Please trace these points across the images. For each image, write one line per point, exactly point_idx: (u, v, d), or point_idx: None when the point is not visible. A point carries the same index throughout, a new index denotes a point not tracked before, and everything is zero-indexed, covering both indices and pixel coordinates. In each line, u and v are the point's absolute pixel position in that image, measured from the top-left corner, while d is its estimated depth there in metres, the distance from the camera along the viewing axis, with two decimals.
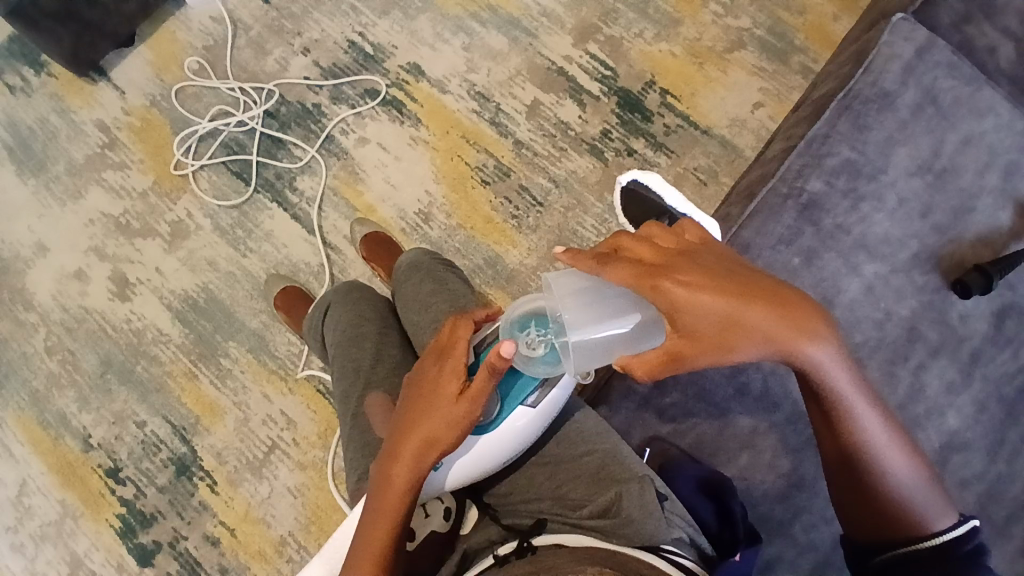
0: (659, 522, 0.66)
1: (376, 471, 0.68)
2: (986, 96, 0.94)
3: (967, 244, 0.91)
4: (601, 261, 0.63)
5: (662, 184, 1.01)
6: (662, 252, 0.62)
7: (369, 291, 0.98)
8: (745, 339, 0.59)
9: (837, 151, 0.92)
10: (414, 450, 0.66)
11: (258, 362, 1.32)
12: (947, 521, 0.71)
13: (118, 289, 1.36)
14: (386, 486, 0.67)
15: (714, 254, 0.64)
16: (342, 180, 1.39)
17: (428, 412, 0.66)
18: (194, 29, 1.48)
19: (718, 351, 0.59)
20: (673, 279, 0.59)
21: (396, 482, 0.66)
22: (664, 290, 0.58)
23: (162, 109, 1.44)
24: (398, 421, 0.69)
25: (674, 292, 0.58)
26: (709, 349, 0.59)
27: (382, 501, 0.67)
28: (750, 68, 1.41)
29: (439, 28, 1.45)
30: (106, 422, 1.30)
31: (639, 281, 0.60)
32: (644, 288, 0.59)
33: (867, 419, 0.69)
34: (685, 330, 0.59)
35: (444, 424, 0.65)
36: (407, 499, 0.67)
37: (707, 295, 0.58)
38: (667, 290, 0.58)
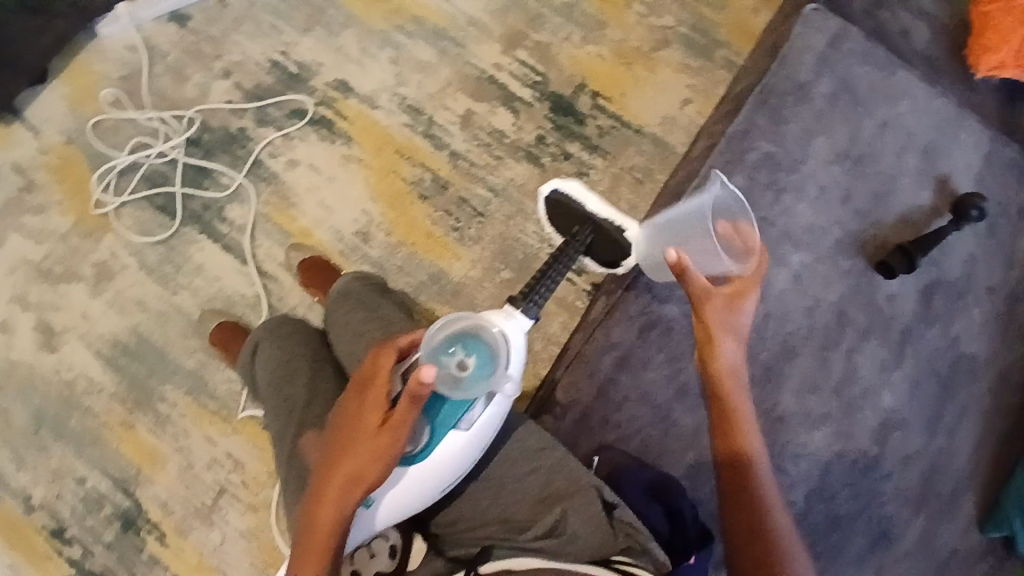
0: (608, 533, 0.68)
1: (302, 513, 0.65)
2: (900, 81, 0.99)
3: (890, 226, 0.94)
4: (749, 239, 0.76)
5: (584, 191, 0.92)
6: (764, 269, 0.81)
7: (300, 324, 0.93)
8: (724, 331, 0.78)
9: (757, 146, 0.94)
10: (339, 488, 0.63)
11: (198, 403, 1.25)
12: (814, 571, 0.73)
13: (45, 339, 1.27)
14: (313, 527, 0.64)
15: None
16: (274, 205, 1.34)
17: (351, 448, 0.63)
18: (109, 59, 1.40)
19: (729, 326, 0.76)
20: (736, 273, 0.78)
21: (323, 522, 0.63)
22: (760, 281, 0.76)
23: (79, 145, 1.36)
24: (322, 457, 0.66)
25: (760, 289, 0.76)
26: (726, 324, 0.76)
27: (309, 542, 0.64)
28: (676, 66, 1.43)
29: (364, 43, 1.42)
30: (47, 480, 1.22)
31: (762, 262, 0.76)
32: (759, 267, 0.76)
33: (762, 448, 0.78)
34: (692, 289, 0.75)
35: (367, 460, 0.62)
36: (337, 539, 0.63)
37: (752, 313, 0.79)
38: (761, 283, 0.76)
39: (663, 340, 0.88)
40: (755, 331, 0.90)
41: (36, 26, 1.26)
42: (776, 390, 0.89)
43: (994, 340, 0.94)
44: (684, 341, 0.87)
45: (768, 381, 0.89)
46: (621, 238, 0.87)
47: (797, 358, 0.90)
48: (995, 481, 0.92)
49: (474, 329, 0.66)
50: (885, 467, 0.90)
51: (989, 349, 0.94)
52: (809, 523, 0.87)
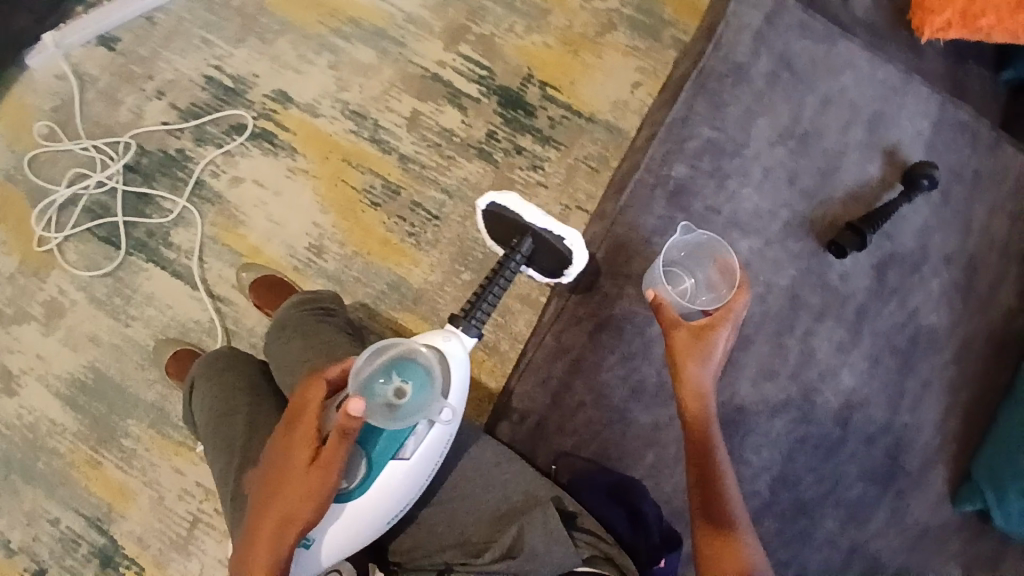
0: (567, 548, 0.69)
1: (237, 558, 0.64)
2: (842, 51, 0.99)
3: (839, 202, 0.96)
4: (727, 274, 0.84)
5: (519, 202, 0.84)
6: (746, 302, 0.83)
7: (238, 359, 0.90)
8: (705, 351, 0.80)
9: (697, 133, 0.94)
10: (272, 530, 0.61)
11: (163, 435, 1.22)
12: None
13: (2, 384, 1.23)
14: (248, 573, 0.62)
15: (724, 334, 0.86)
16: (221, 226, 1.30)
17: (282, 488, 0.62)
18: (41, 92, 1.34)
19: (700, 351, 0.79)
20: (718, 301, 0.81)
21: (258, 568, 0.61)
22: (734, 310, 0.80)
23: (17, 183, 1.30)
24: (255, 499, 0.64)
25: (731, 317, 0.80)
26: (698, 349, 0.79)
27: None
28: (623, 49, 1.40)
29: (302, 50, 1.37)
30: (22, 524, 1.18)
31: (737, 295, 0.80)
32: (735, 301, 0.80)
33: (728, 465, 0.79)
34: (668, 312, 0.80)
35: (299, 500, 0.61)
36: None
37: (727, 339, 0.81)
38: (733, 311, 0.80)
39: (615, 340, 0.87)
40: None
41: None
42: (734, 378, 0.91)
43: (952, 308, 0.96)
44: (638, 337, 0.88)
45: (725, 372, 0.91)
46: (562, 248, 0.84)
47: (753, 346, 0.92)
48: (959, 449, 0.95)
49: (406, 356, 0.69)
50: (849, 448, 0.93)
51: (948, 319, 0.96)
52: (777, 512, 0.91)
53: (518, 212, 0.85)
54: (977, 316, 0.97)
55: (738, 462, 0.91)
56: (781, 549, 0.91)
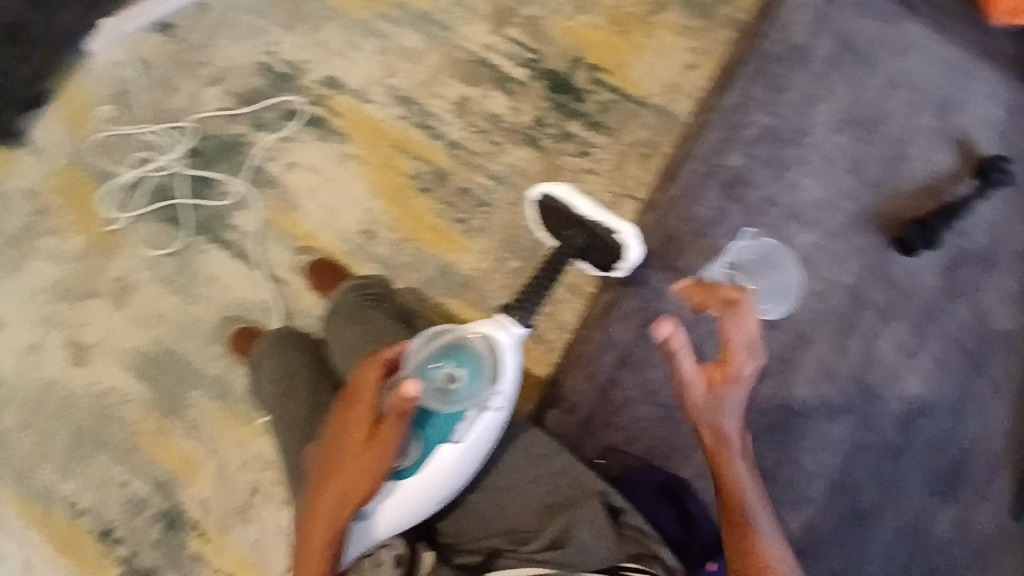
0: (619, 541, 0.70)
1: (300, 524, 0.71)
2: (905, 33, 1.00)
3: (905, 195, 0.96)
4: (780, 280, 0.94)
5: (575, 194, 0.88)
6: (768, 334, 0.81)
7: (299, 337, 0.96)
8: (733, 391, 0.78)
9: (754, 120, 0.97)
10: (332, 503, 0.67)
11: (226, 408, 1.30)
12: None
13: (74, 356, 1.32)
14: (308, 541, 0.69)
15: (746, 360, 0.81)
16: (278, 210, 1.34)
17: (341, 465, 0.68)
18: (100, 76, 1.42)
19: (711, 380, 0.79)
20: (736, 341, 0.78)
21: (317, 539, 0.68)
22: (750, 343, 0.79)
23: (83, 165, 1.38)
24: (315, 474, 0.71)
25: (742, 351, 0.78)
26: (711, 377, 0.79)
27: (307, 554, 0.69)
28: (675, 29, 1.36)
29: (350, 35, 1.39)
30: (93, 486, 1.28)
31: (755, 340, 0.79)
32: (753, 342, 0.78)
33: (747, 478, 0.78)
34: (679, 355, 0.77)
35: (357, 476, 0.66)
36: (331, 554, 0.68)
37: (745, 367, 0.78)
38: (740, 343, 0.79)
39: None
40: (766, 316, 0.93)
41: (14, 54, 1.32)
42: (791, 379, 0.92)
43: None
44: None
45: (783, 371, 0.93)
46: (616, 243, 0.89)
47: (811, 346, 0.93)
48: None
49: (460, 343, 0.76)
50: (913, 453, 0.91)
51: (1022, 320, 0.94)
52: (834, 516, 0.91)
53: (575, 204, 0.88)
54: None
55: (793, 464, 0.91)
56: (840, 558, 0.90)
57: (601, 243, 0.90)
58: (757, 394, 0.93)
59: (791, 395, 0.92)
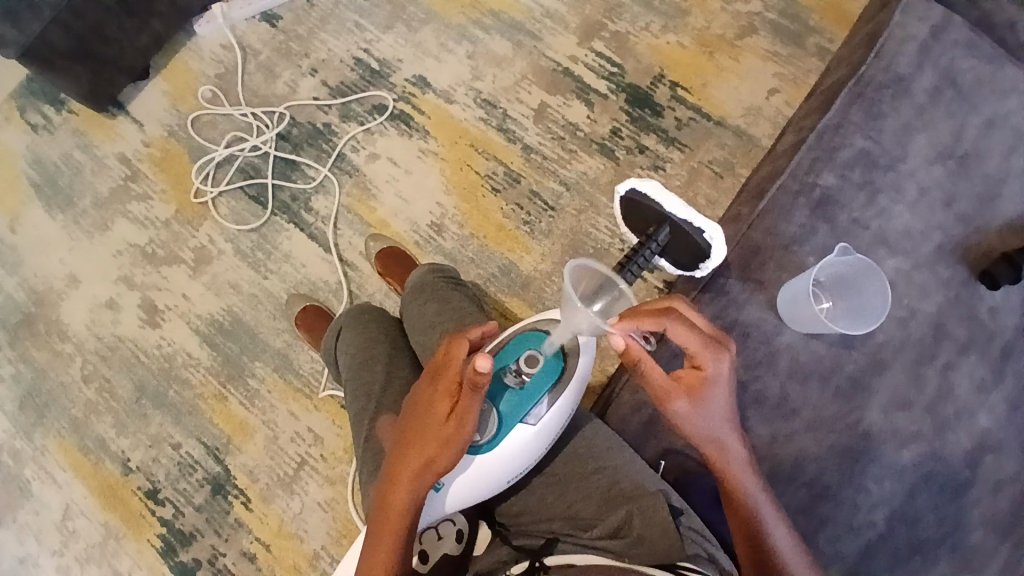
0: (676, 540, 0.73)
1: (378, 487, 0.75)
2: (1010, 75, 0.97)
3: (996, 232, 0.93)
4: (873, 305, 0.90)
5: (660, 192, 0.88)
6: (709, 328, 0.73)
7: (378, 313, 1.03)
8: (696, 391, 0.73)
9: (850, 143, 0.94)
10: (413, 469, 0.72)
11: (284, 380, 1.35)
12: None
13: (148, 316, 1.40)
14: (386, 504, 0.73)
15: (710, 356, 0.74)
16: (355, 197, 1.40)
17: (423, 434, 0.73)
18: (206, 57, 1.52)
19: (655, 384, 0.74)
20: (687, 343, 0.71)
21: (396, 501, 0.73)
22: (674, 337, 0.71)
23: (180, 138, 1.48)
24: (396, 441, 0.75)
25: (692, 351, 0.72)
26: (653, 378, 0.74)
27: (384, 518, 0.73)
28: (763, 54, 1.36)
29: (443, 38, 1.45)
30: (143, 446, 1.34)
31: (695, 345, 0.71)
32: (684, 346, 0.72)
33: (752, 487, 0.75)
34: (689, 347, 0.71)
35: (438, 443, 0.71)
36: (407, 518, 0.73)
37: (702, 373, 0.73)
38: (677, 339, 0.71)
39: (739, 345, 0.90)
40: (843, 339, 0.90)
41: (133, 25, 1.39)
42: (863, 404, 0.88)
43: None
44: (764, 346, 0.90)
45: (856, 393, 0.89)
46: (701, 242, 0.87)
47: (887, 372, 0.89)
48: None
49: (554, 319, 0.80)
50: (976, 492, 0.87)
51: None
52: (892, 547, 0.85)
53: (660, 201, 0.88)
54: None
55: (855, 488, 0.86)
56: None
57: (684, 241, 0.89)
58: (829, 410, 0.88)
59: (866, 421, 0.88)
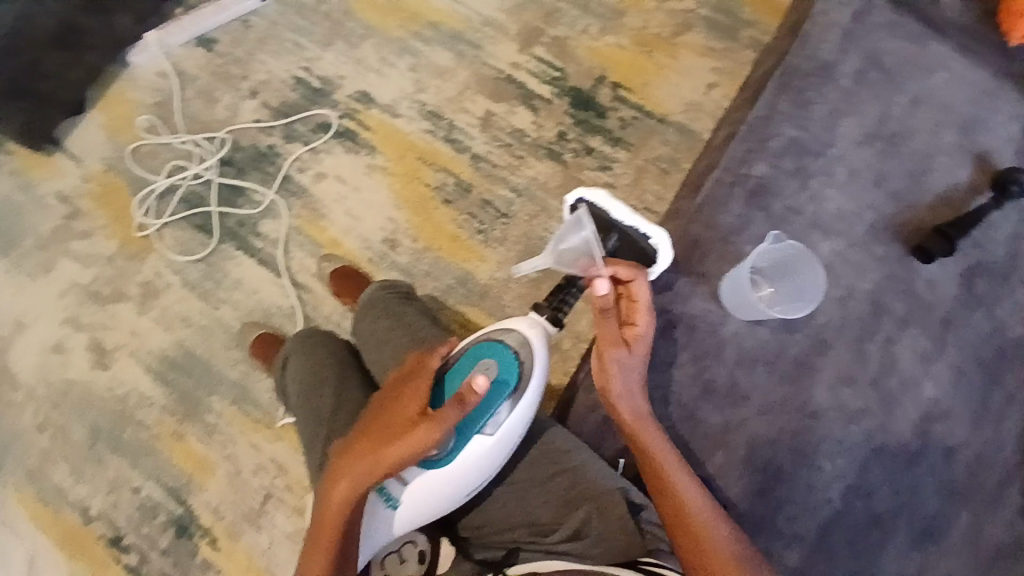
0: (635, 537, 0.77)
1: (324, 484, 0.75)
2: (929, 55, 1.01)
3: (927, 207, 0.96)
4: (809, 287, 0.93)
5: (609, 199, 0.89)
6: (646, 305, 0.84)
7: (325, 335, 1.01)
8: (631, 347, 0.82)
9: (779, 132, 0.97)
10: (362, 467, 0.72)
11: (243, 412, 1.31)
12: None
13: (98, 358, 1.35)
14: (330, 502, 0.73)
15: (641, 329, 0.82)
16: (304, 218, 1.38)
17: (384, 433, 0.73)
18: (142, 87, 1.48)
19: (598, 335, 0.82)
20: (642, 297, 0.82)
21: (340, 499, 0.73)
22: (634, 291, 0.83)
23: (120, 172, 1.43)
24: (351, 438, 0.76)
25: (641, 310, 0.82)
26: (601, 329, 0.81)
27: (326, 513, 0.74)
28: (699, 49, 1.39)
29: (383, 53, 1.44)
30: (102, 491, 1.28)
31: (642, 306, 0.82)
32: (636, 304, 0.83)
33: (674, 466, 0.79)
34: (642, 302, 0.82)
35: (394, 447, 0.71)
36: (348, 518, 0.73)
37: (639, 333, 0.82)
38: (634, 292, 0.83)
39: (687, 338, 0.92)
40: (785, 322, 0.92)
41: (67, 59, 1.36)
42: (810, 384, 0.90)
43: None
44: (710, 336, 0.92)
45: (802, 375, 0.90)
46: (647, 247, 0.89)
47: (831, 351, 0.91)
48: None
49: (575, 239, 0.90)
50: (928, 462, 0.89)
51: None
52: (850, 523, 0.86)
53: (607, 209, 0.90)
54: None
55: (809, 468, 0.87)
56: (851, 562, 0.85)
57: (632, 247, 0.90)
58: (777, 394, 0.89)
59: (816, 401, 0.89)
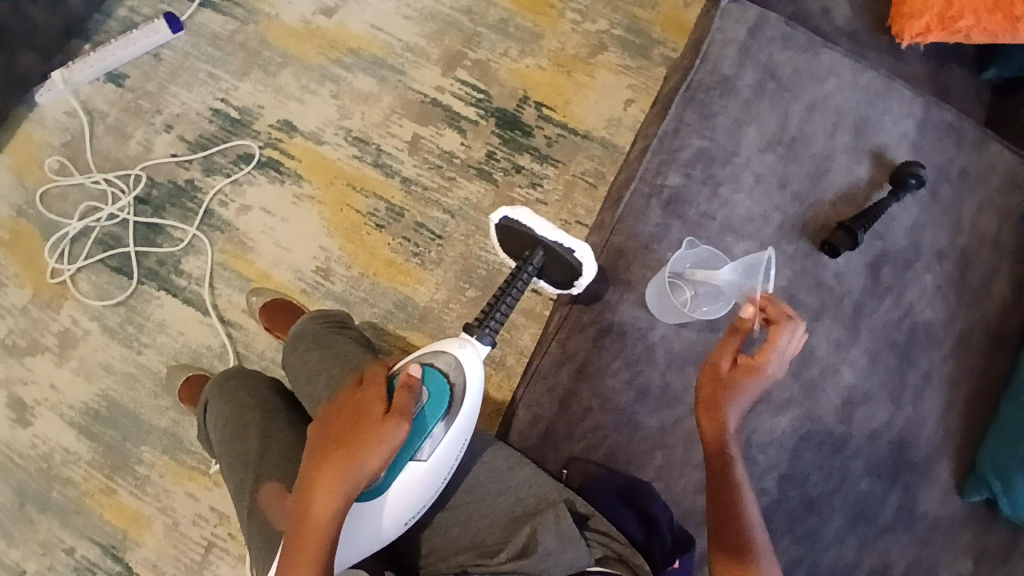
0: (580, 547, 0.79)
1: (295, 502, 0.72)
2: (822, 62, 1.09)
3: (830, 205, 1.04)
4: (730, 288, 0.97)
5: (531, 217, 0.90)
6: (776, 342, 0.83)
7: (247, 375, 0.98)
8: (750, 374, 0.83)
9: (689, 143, 1.03)
10: (338, 471, 0.71)
11: (176, 460, 1.23)
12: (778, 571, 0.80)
13: (17, 414, 1.24)
14: (308, 517, 0.70)
15: (761, 364, 0.83)
16: (230, 253, 1.33)
17: (355, 433, 0.73)
18: (49, 126, 1.39)
19: (723, 352, 0.86)
20: (780, 344, 0.83)
21: (319, 510, 0.70)
22: (775, 326, 0.84)
23: (30, 217, 1.34)
24: (315, 450, 0.74)
25: (771, 347, 0.83)
26: (730, 349, 0.85)
27: (305, 532, 0.70)
28: (615, 68, 1.45)
29: (304, 81, 1.42)
30: (35, 554, 1.19)
31: (774, 344, 0.83)
32: (774, 338, 0.83)
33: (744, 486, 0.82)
34: (778, 348, 0.83)
35: (371, 443, 0.72)
36: (332, 527, 0.70)
37: (762, 367, 0.83)
38: (777, 327, 0.84)
39: (619, 345, 0.95)
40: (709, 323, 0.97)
41: None
42: None
43: (949, 303, 1.02)
44: (641, 342, 0.95)
45: None
46: (572, 260, 0.90)
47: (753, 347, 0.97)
48: (963, 440, 0.98)
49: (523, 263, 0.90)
50: (850, 443, 0.96)
51: (942, 313, 1.01)
52: (786, 508, 0.93)
53: (531, 226, 0.91)
54: (969, 308, 1.02)
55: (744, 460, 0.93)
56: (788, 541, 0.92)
57: (558, 260, 0.91)
58: None
59: None
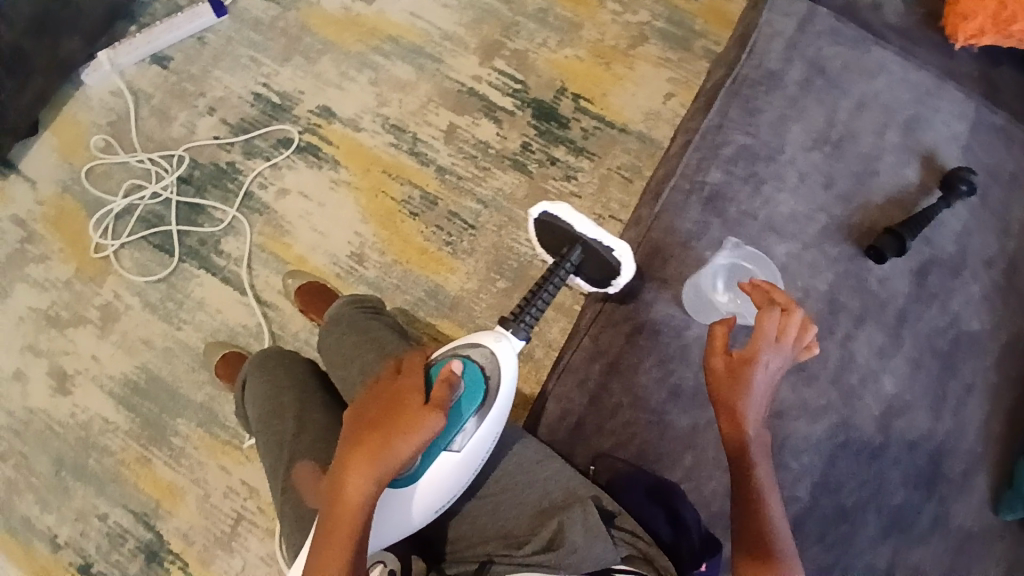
0: (607, 544, 0.78)
1: (329, 485, 0.73)
2: (872, 60, 1.06)
3: (877, 207, 1.01)
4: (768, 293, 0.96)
5: (571, 213, 0.90)
6: (769, 328, 0.84)
7: (285, 356, 1.00)
8: (743, 364, 0.83)
9: (731, 140, 1.01)
10: (371, 457, 0.72)
11: (210, 435, 1.27)
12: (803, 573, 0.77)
13: (59, 384, 1.30)
14: (341, 501, 0.72)
15: (756, 352, 0.83)
16: (267, 235, 1.36)
17: (390, 421, 0.74)
18: (95, 107, 1.43)
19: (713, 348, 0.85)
20: (768, 328, 0.83)
21: (352, 493, 0.72)
22: (765, 312, 0.84)
23: (74, 194, 1.38)
24: (350, 434, 0.75)
25: (762, 334, 0.83)
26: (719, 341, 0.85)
27: (338, 514, 0.72)
28: (655, 60, 1.43)
29: (343, 67, 1.44)
30: (69, 520, 1.24)
31: (765, 329, 0.84)
32: (765, 324, 0.84)
33: (766, 484, 0.80)
34: (765, 332, 0.83)
35: (405, 431, 0.72)
36: (363, 511, 0.72)
37: (756, 354, 0.83)
38: (768, 314, 0.84)
39: (652, 342, 0.94)
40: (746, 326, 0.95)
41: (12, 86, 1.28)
42: None
43: (997, 313, 0.99)
44: (675, 340, 0.94)
45: None
46: (610, 258, 0.90)
47: None
48: (1006, 455, 0.95)
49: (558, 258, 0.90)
50: (886, 452, 0.93)
51: (990, 323, 0.98)
52: (818, 515, 0.91)
53: (570, 222, 0.91)
54: (1019, 319, 0.99)
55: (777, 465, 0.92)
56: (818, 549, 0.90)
57: (595, 258, 0.91)
58: None
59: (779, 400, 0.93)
